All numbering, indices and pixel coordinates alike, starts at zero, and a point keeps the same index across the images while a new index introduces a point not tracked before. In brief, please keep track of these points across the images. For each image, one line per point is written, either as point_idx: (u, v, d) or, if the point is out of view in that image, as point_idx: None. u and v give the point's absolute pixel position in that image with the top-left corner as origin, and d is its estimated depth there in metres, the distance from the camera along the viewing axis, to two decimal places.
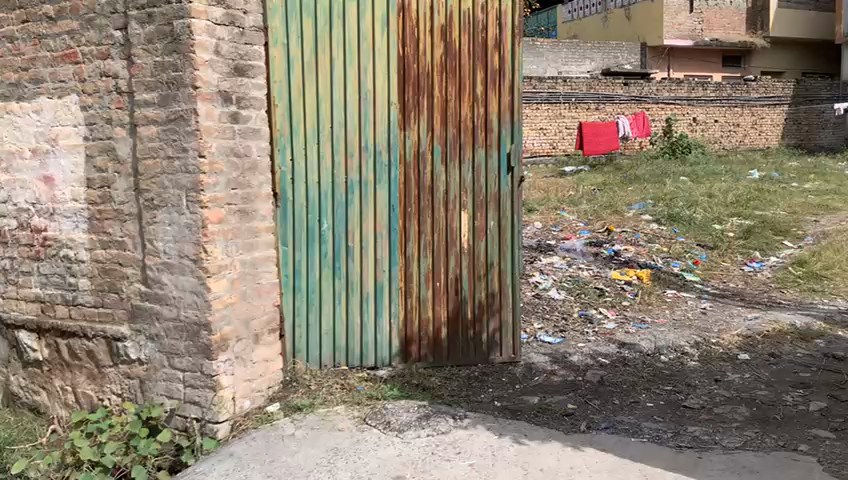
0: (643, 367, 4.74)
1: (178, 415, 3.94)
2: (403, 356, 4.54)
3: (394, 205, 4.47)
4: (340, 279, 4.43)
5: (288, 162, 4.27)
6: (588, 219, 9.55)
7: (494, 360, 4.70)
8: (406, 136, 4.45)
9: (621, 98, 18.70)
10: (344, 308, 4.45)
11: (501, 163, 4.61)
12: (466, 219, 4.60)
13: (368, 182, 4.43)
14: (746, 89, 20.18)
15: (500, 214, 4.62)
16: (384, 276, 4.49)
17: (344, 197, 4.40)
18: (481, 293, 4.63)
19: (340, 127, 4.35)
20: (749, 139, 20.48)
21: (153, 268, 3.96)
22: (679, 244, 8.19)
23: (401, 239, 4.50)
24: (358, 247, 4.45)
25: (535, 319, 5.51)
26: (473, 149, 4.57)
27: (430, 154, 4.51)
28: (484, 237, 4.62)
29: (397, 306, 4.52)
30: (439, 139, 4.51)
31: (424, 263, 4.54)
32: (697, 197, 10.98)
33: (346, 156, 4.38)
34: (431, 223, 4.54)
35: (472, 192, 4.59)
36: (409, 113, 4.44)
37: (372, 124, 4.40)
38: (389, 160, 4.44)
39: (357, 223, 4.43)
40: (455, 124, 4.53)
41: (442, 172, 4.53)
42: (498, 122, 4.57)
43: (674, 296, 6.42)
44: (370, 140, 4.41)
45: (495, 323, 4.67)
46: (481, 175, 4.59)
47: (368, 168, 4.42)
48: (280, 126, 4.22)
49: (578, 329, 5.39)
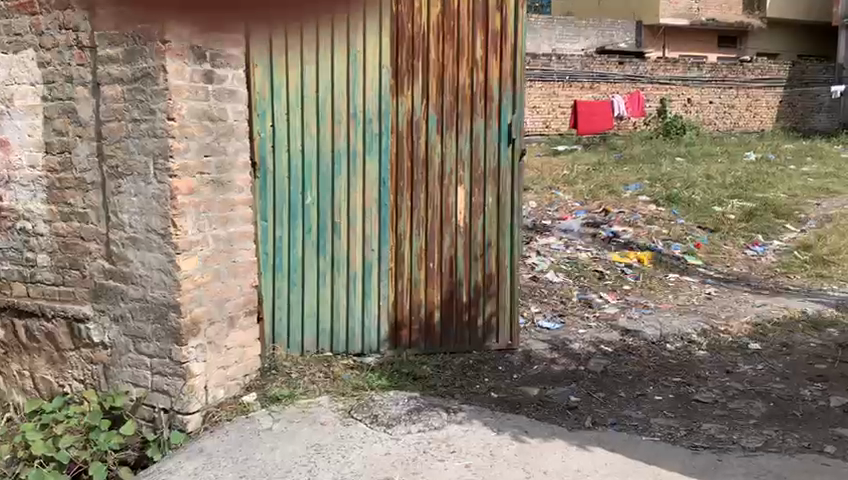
0: (649, 356, 4.42)
1: (145, 405, 3.59)
2: (392, 342, 4.21)
3: (384, 179, 4.12)
4: (325, 258, 4.09)
5: (268, 128, 3.89)
6: (584, 200, 9.21)
7: (490, 348, 4.37)
8: (399, 103, 4.10)
9: (616, 77, 18.29)
10: (329, 290, 4.11)
11: (502, 135, 4.27)
12: (462, 195, 4.26)
13: (357, 153, 4.07)
14: (742, 70, 19.84)
15: (499, 189, 4.30)
16: (373, 254, 4.15)
17: (330, 169, 4.04)
18: (477, 275, 4.31)
19: (327, 92, 3.98)
20: (744, 121, 20.15)
21: (118, 243, 3.59)
22: (679, 226, 7.87)
23: (392, 215, 4.16)
24: (345, 224, 4.10)
25: (532, 304, 5.18)
26: (471, 119, 4.22)
27: (425, 124, 4.16)
28: (481, 215, 4.30)
29: (387, 288, 4.18)
30: (435, 107, 4.16)
31: (417, 242, 4.20)
32: (695, 179, 10.67)
33: (333, 124, 4.01)
34: (425, 198, 4.20)
35: (469, 165, 4.25)
36: (402, 78, 4.08)
37: (361, 89, 4.03)
38: (380, 129, 4.08)
39: (344, 198, 4.08)
40: (452, 92, 4.18)
41: (437, 144, 4.19)
42: (499, 89, 4.23)
43: (677, 280, 6.11)
44: (360, 107, 4.04)
45: (492, 307, 4.35)
46: (480, 146, 4.25)
47: (357, 137, 4.06)
48: (260, 88, 3.84)
49: (578, 314, 5.06)
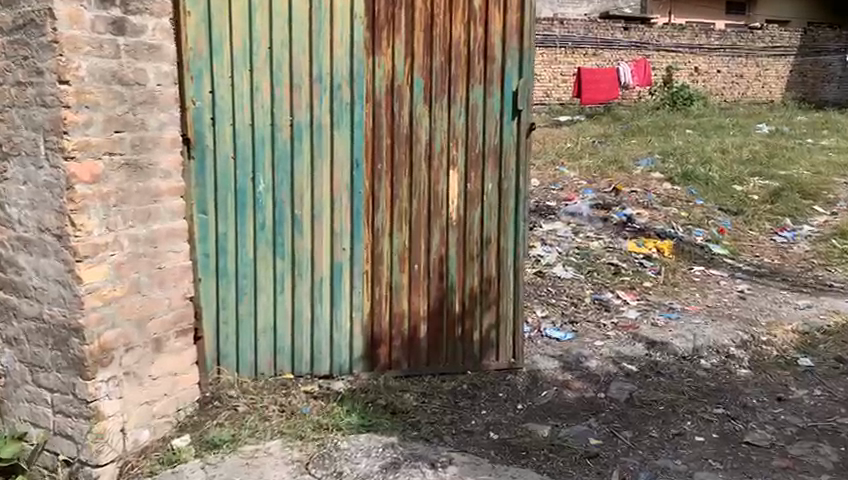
0: (682, 378, 3.64)
1: (47, 451, 2.78)
2: (368, 362, 3.42)
3: (358, 159, 3.30)
4: (283, 260, 3.28)
5: (207, 95, 3.05)
6: (591, 177, 8.38)
7: (489, 368, 3.56)
8: (376, 65, 3.27)
9: (621, 44, 17.39)
10: (288, 299, 3.31)
11: (505, 105, 3.44)
12: (455, 180, 3.45)
13: (323, 127, 3.24)
14: (752, 38, 18.87)
15: (501, 173, 3.48)
16: (344, 254, 3.34)
17: (289, 148, 3.21)
18: (473, 278, 3.51)
19: (284, 48, 3.15)
20: (753, 91, 19.17)
21: (7, 244, 2.76)
22: (699, 209, 7.05)
23: (367, 206, 3.35)
24: (309, 215, 3.28)
25: (538, 307, 4.38)
26: (467, 86, 3.40)
27: (409, 91, 3.34)
28: (479, 205, 3.48)
29: (361, 296, 3.38)
30: (421, 69, 3.34)
31: (398, 238, 3.40)
32: (710, 154, 9.81)
33: (292, 90, 3.18)
34: (408, 184, 3.39)
35: (464, 143, 3.43)
36: (381, 33, 3.26)
37: (328, 46, 3.20)
38: (352, 97, 3.26)
39: (306, 184, 3.26)
40: (443, 51, 3.35)
41: (424, 116, 3.37)
42: (503, 48, 3.40)
43: (703, 274, 5.29)
44: (326, 70, 3.21)
45: (491, 318, 3.54)
46: (478, 120, 3.44)
47: (323, 108, 3.23)
48: (196, 42, 3.00)
49: (592, 321, 4.27)
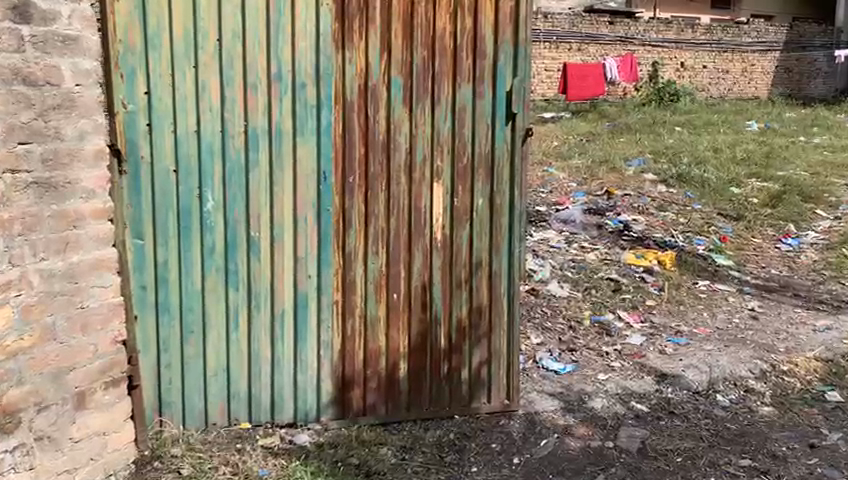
0: (700, 419, 3.18)
1: None
2: (338, 407, 2.93)
3: (326, 172, 2.81)
4: (237, 291, 2.78)
5: (142, 97, 2.54)
6: (581, 179, 7.92)
7: (479, 411, 3.09)
8: (347, 60, 2.77)
9: (606, 38, 16.99)
10: (243, 337, 2.82)
11: (498, 108, 2.97)
12: (440, 194, 2.96)
13: (284, 134, 2.74)
14: (738, 33, 18.54)
15: (494, 186, 3.01)
16: (310, 283, 2.85)
17: (243, 159, 2.72)
18: (461, 308, 3.02)
19: (235, 40, 2.64)
20: (739, 87, 18.82)
21: None
22: (697, 214, 6.62)
23: (336, 226, 2.85)
24: (268, 238, 2.79)
25: (532, 332, 3.92)
26: (453, 85, 2.91)
27: (385, 91, 2.84)
28: (467, 223, 3.00)
29: (330, 331, 2.89)
30: (400, 66, 2.85)
31: (374, 263, 2.91)
32: (703, 153, 9.40)
33: (246, 91, 2.68)
34: (386, 200, 2.90)
35: (450, 152, 2.95)
36: (352, 22, 2.76)
37: (289, 38, 2.70)
38: (318, 99, 2.76)
39: (263, 201, 2.76)
40: (426, 45, 2.86)
41: (403, 120, 2.88)
42: (494, 41, 2.93)
43: (708, 290, 4.84)
44: (287, 66, 2.71)
45: (482, 354, 3.06)
46: (466, 125, 2.95)
47: (284, 111, 2.73)
48: (126, 33, 2.49)
49: (594, 348, 3.80)
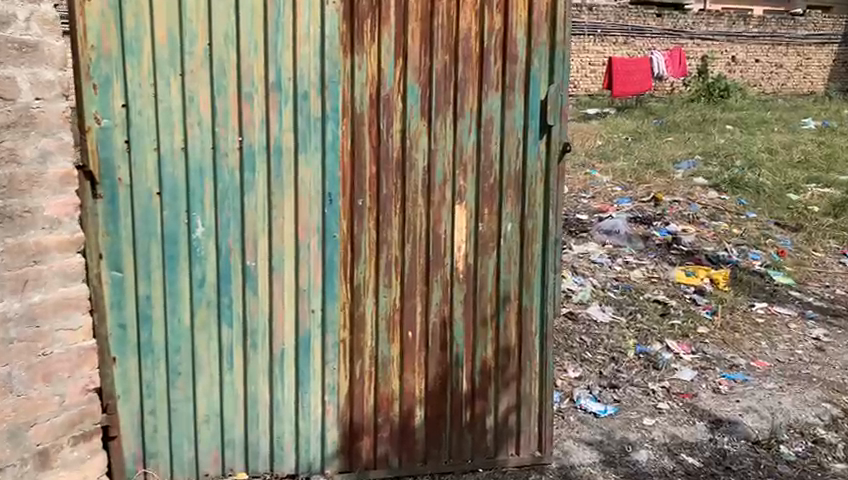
0: (761, 477, 2.77)
1: None
2: (345, 459, 2.59)
3: (331, 193, 2.46)
4: (230, 328, 2.46)
5: (119, 110, 2.23)
6: (626, 184, 7.46)
7: (506, 464, 2.72)
8: (356, 66, 2.43)
9: (654, 32, 16.38)
10: (238, 380, 2.49)
11: (530, 120, 2.60)
12: (463, 219, 2.60)
13: (284, 150, 2.41)
14: (793, 25, 17.70)
15: (525, 209, 2.64)
16: (313, 319, 2.50)
17: (237, 179, 2.39)
18: (486, 348, 2.66)
19: (228, 44, 2.31)
20: (793, 82, 17.97)
21: None
22: (752, 224, 6.13)
23: (344, 255, 2.51)
24: (265, 268, 2.46)
25: (570, 365, 3.54)
26: (479, 94, 2.55)
27: (400, 100, 2.49)
28: (493, 251, 2.63)
29: (336, 373, 2.54)
30: (418, 72, 2.49)
31: (386, 296, 2.55)
32: (756, 155, 8.84)
33: (240, 102, 2.35)
34: (400, 225, 2.54)
35: (475, 170, 2.58)
36: (362, 23, 2.41)
37: (289, 42, 2.36)
38: (322, 111, 2.42)
39: (260, 227, 2.43)
40: (448, 48, 2.50)
41: (421, 134, 2.52)
42: (527, 44, 2.56)
43: (767, 314, 4.38)
44: (288, 74, 2.38)
45: (509, 400, 2.69)
46: (494, 139, 2.58)
47: (284, 125, 2.40)
48: (100, 37, 2.18)
49: (639, 384, 3.41)
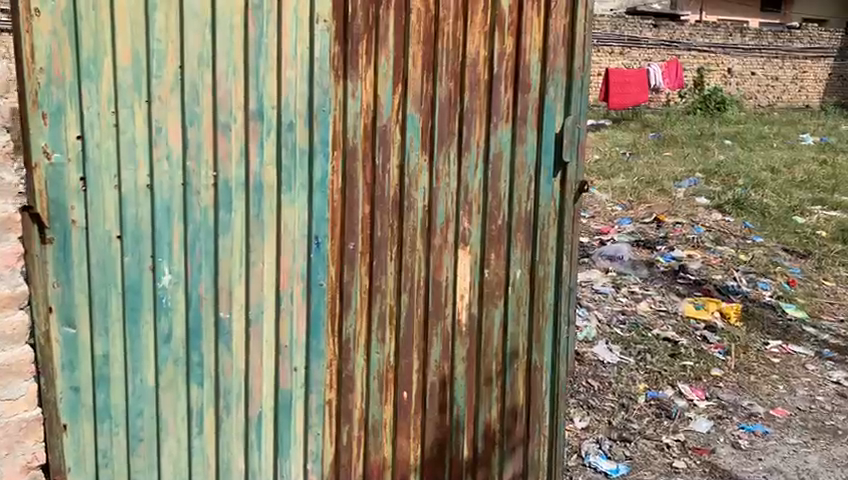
0: None
1: None
2: None
3: (319, 237, 2.17)
4: (201, 388, 2.16)
5: (73, 142, 1.93)
6: (626, 203, 7.19)
7: None
8: (349, 94, 2.14)
9: (650, 43, 16.20)
10: (209, 446, 2.19)
11: (543, 156, 2.33)
12: (467, 265, 2.31)
13: (265, 188, 2.12)
14: (790, 38, 17.55)
15: (536, 255, 2.36)
16: (295, 379, 2.21)
17: (211, 221, 2.10)
18: (490, 409, 2.38)
19: (203, 67, 2.02)
20: (789, 95, 17.81)
21: None
22: (760, 250, 5.88)
23: (332, 306, 2.21)
24: (242, 321, 2.16)
25: (577, 414, 3.27)
26: (487, 126, 2.27)
27: (398, 133, 2.20)
28: (500, 302, 2.35)
29: (321, 439, 2.25)
30: (419, 101, 2.20)
31: (378, 352, 2.26)
32: (758, 173, 8.61)
33: (216, 133, 2.05)
34: (396, 273, 2.25)
35: (481, 210, 2.30)
36: (357, 45, 2.12)
37: (273, 65, 2.07)
38: (310, 143, 2.12)
39: (237, 274, 2.14)
40: (453, 75, 2.22)
41: (422, 171, 2.24)
42: (542, 73, 2.29)
43: (782, 354, 4.12)
44: (271, 102, 2.08)
45: (514, 467, 2.44)
46: (503, 177, 2.31)
47: (265, 159, 2.10)
48: (51, 59, 1.88)
49: (652, 438, 3.14)
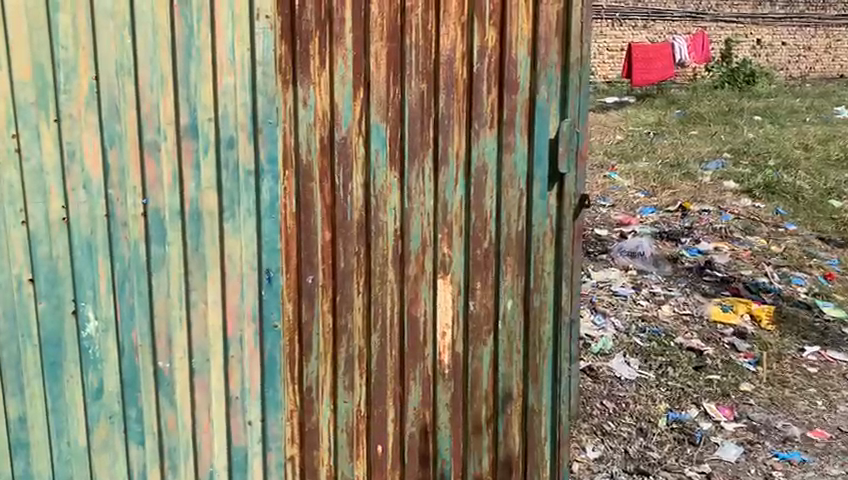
0: None
1: None
2: None
3: (272, 270, 1.85)
4: (141, 447, 1.87)
5: None
6: (649, 190, 6.78)
7: None
8: (300, 101, 1.80)
9: (675, 15, 15.58)
10: None
11: (536, 167, 1.98)
12: (448, 297, 1.98)
13: (204, 216, 1.80)
14: (822, 6, 16.81)
15: (529, 282, 2.02)
16: (250, 433, 1.90)
17: (142, 256, 1.79)
18: (481, 461, 2.06)
19: (122, 77, 1.70)
20: (822, 65, 17.06)
21: None
22: (793, 240, 5.46)
23: (289, 350, 1.89)
24: (185, 369, 1.86)
25: (590, 443, 2.95)
26: (468, 135, 1.93)
27: (361, 146, 1.87)
28: (489, 338, 2.02)
29: None
30: (385, 107, 1.86)
31: (346, 401, 1.94)
32: (791, 152, 8.12)
33: (142, 154, 1.74)
34: (364, 308, 1.93)
35: (463, 232, 1.96)
36: (307, 44, 1.79)
37: (207, 71, 1.74)
38: (256, 161, 1.80)
39: (177, 316, 1.83)
40: (425, 74, 1.87)
41: (391, 188, 1.90)
42: (531, 68, 1.94)
43: (820, 362, 3.74)
44: (207, 114, 1.76)
45: None
46: (488, 193, 1.96)
47: (203, 182, 1.78)
48: None
49: (673, 470, 2.80)
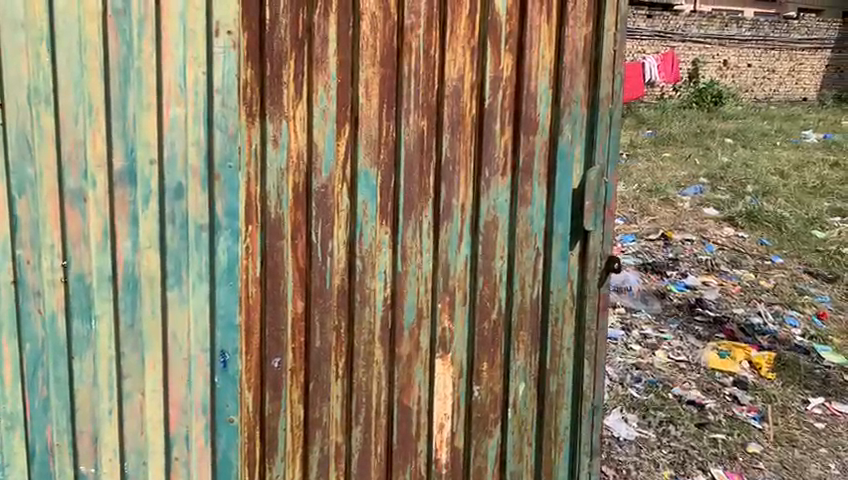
0: None
1: None
2: None
3: (228, 351, 1.46)
4: None
5: None
6: (629, 215, 6.51)
7: None
8: (268, 140, 1.42)
9: (644, 34, 15.32)
10: None
11: (556, 223, 1.63)
12: (447, 381, 1.61)
13: (142, 283, 1.41)
14: (787, 29, 16.87)
15: (545, 361, 1.67)
16: None
17: (60, 333, 1.39)
18: None
19: (37, 107, 1.32)
20: (785, 88, 17.16)
21: None
22: (782, 274, 5.23)
23: (249, 450, 1.50)
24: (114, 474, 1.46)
25: None
26: (477, 184, 1.57)
27: (345, 197, 1.49)
28: (496, 429, 1.66)
29: None
30: (375, 150, 1.49)
31: None
32: (768, 177, 7.93)
33: (62, 203, 1.35)
34: (344, 396, 1.55)
35: (467, 301, 1.60)
36: (281, 67, 1.42)
37: (150, 99, 1.36)
38: (210, 215, 1.41)
39: (105, 409, 1.43)
40: (425, 108, 1.52)
41: (381, 248, 1.53)
42: (554, 104, 1.60)
43: (827, 416, 3.45)
44: (149, 153, 1.37)
45: None
46: (498, 254, 1.61)
47: (141, 240, 1.39)
48: None
49: None
